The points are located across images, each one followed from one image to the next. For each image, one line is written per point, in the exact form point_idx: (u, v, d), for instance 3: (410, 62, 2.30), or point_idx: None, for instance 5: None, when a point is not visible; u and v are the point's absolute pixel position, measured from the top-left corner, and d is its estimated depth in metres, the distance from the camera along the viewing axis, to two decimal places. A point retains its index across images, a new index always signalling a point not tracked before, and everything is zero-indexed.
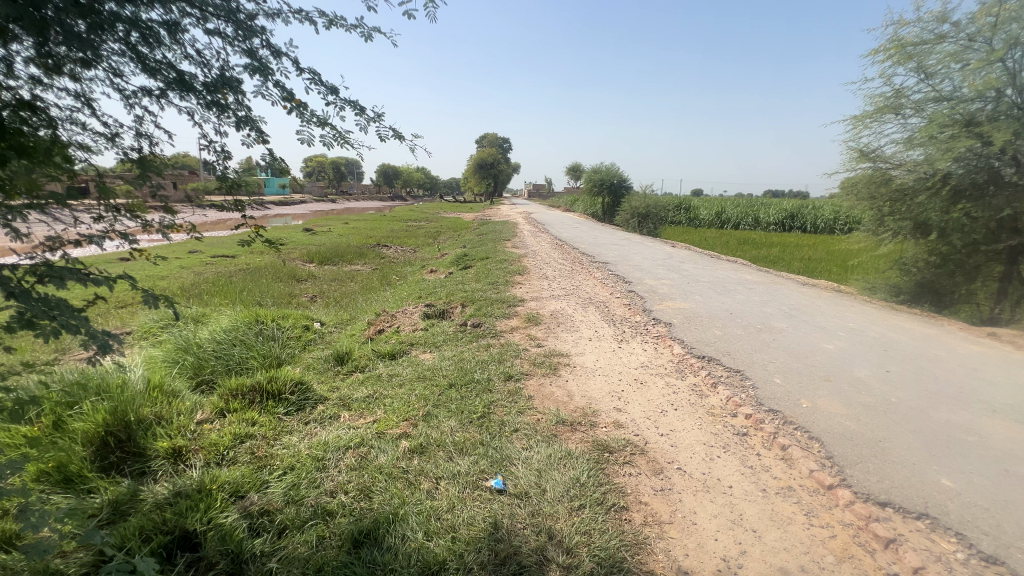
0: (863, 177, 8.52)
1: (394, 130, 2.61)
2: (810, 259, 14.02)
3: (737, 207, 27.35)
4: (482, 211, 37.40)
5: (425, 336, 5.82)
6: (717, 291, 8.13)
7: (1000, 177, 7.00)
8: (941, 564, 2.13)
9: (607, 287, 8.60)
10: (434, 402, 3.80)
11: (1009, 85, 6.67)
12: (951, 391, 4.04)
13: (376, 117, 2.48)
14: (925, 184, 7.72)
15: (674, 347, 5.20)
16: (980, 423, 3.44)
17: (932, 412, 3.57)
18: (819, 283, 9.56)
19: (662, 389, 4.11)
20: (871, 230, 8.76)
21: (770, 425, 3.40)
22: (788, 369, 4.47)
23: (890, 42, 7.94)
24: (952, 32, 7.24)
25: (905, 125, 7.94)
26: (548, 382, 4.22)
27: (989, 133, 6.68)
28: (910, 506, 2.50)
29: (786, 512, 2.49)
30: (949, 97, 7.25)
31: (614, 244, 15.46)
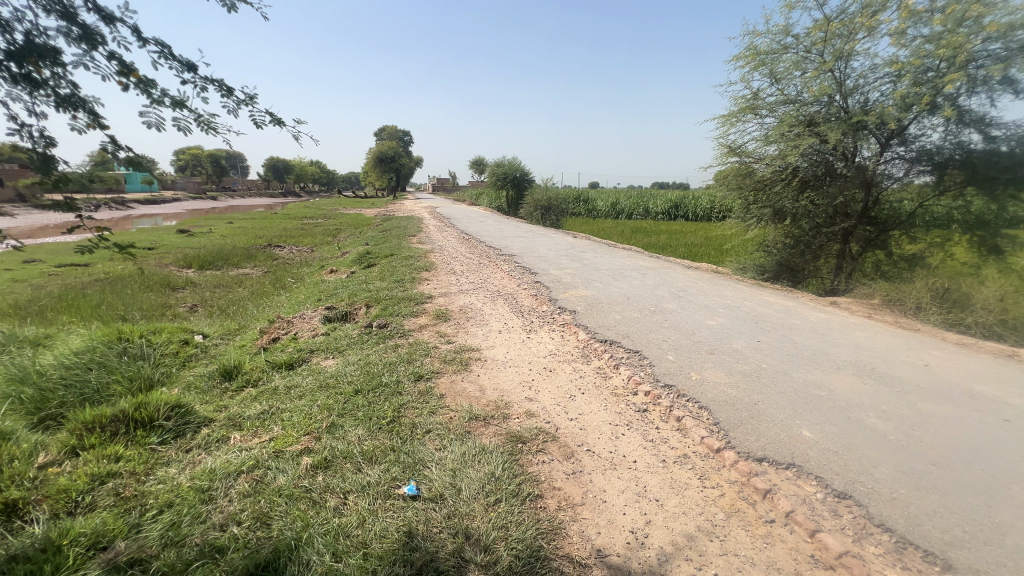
0: (732, 170, 9.60)
1: (272, 116, 2.44)
2: (693, 244, 15.52)
3: (630, 198, 29.34)
4: (385, 207, 35.98)
5: (326, 341, 5.45)
6: (615, 278, 8.64)
7: (834, 170, 8.29)
8: (805, 505, 2.45)
9: (514, 279, 8.73)
10: (339, 411, 3.57)
11: (837, 92, 7.86)
12: (806, 353, 4.71)
13: (249, 101, 2.30)
14: (779, 176, 8.88)
15: (579, 333, 5.43)
16: (829, 379, 4.05)
17: (794, 374, 4.14)
18: (701, 267, 10.60)
19: (569, 375, 4.26)
20: (741, 218, 9.89)
21: (666, 399, 3.69)
22: (679, 346, 4.88)
23: (747, 50, 8.97)
24: (793, 43, 8.37)
25: (763, 124, 9.02)
26: (459, 379, 4.16)
27: (825, 133, 7.86)
28: (780, 459, 2.85)
29: (684, 479, 2.72)
30: (794, 100, 8.37)
31: (520, 236, 15.75)
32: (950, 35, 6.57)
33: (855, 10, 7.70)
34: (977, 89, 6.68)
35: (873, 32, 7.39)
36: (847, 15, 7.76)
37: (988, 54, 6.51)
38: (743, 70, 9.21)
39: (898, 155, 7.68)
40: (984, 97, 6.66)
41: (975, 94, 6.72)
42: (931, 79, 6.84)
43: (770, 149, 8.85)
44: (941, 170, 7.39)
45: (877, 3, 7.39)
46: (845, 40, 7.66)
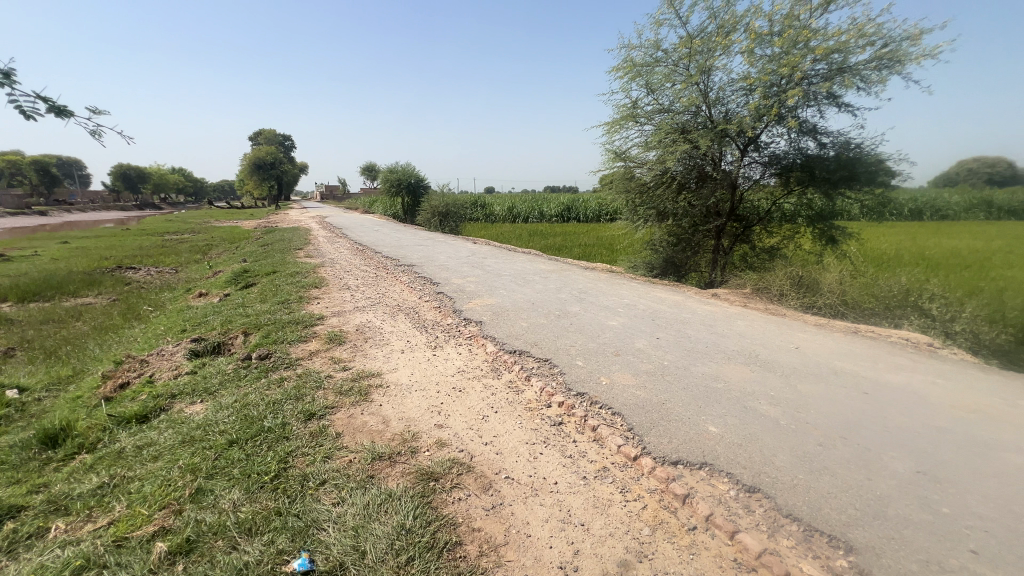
0: (618, 174, 10.15)
1: (44, 101, 2.61)
2: (587, 245, 16.25)
3: (525, 202, 30.09)
4: (266, 218, 32.79)
5: (192, 381, 4.59)
6: (518, 283, 8.60)
7: (705, 173, 9.12)
8: (721, 505, 2.48)
9: (415, 291, 8.28)
10: (208, 471, 2.93)
11: (703, 103, 8.66)
12: (700, 346, 5.01)
13: (8, 79, 2.46)
14: (659, 180, 9.53)
15: (487, 346, 5.22)
16: (724, 371, 4.31)
17: (693, 368, 4.34)
18: (597, 267, 11.05)
19: (480, 393, 4.02)
20: (629, 219, 10.47)
21: (579, 409, 3.62)
22: (586, 350, 4.90)
23: (625, 61, 9.53)
24: (663, 57, 9.05)
25: (642, 131, 9.65)
26: (358, 412, 3.70)
27: (696, 139, 8.60)
28: (693, 459, 2.89)
29: (606, 495, 2.63)
30: (668, 109, 9.06)
31: (418, 245, 15.21)
32: (788, 56, 7.53)
33: (712, 30, 8.54)
34: (810, 103, 7.73)
35: (728, 49, 8.24)
36: (706, 34, 8.58)
37: (816, 73, 7.56)
38: (622, 80, 9.77)
39: (754, 159, 8.63)
40: (816, 109, 7.73)
41: (809, 107, 7.78)
42: (776, 93, 7.80)
43: (650, 155, 9.46)
44: (787, 172, 8.43)
45: (729, 25, 8.27)
46: (706, 56, 8.45)
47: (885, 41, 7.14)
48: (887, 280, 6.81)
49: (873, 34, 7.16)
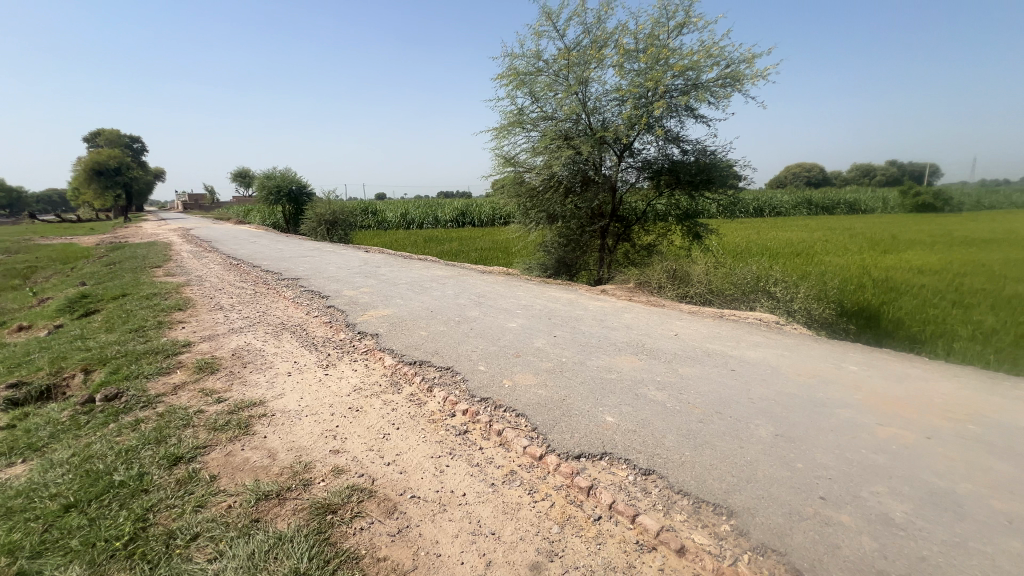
0: (509, 179, 10.38)
1: None
2: (484, 249, 16.39)
3: (419, 208, 29.53)
4: (110, 233, 27.97)
5: (9, 438, 3.69)
6: (415, 292, 8.35)
7: (588, 178, 9.70)
8: (622, 492, 2.62)
9: (302, 307, 7.62)
10: (35, 548, 2.36)
11: (582, 112, 9.20)
12: (594, 341, 5.29)
13: None
14: (548, 184, 9.92)
15: (385, 359, 4.96)
16: (616, 362, 4.59)
17: (589, 363, 4.56)
18: (494, 270, 11.17)
19: (380, 410, 3.80)
20: (522, 222, 10.74)
21: (484, 415, 3.59)
22: (488, 354, 4.90)
23: (509, 70, 9.79)
24: (544, 67, 9.46)
25: (529, 137, 9.98)
26: (238, 449, 3.27)
27: (578, 145, 9.11)
28: (594, 451, 3.02)
29: (514, 499, 2.62)
30: (552, 117, 9.48)
31: (304, 256, 14.08)
32: (652, 71, 8.31)
33: (587, 44, 9.12)
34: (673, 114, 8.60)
35: (602, 62, 8.85)
36: (581, 47, 9.14)
37: (676, 88, 8.44)
38: (507, 88, 10.01)
39: (630, 164, 9.36)
40: (678, 120, 8.62)
41: (672, 118, 8.65)
42: (645, 104, 8.56)
43: (538, 160, 9.81)
44: (658, 176, 9.27)
45: (601, 40, 8.91)
46: (583, 68, 9.00)
47: (728, 62, 8.20)
48: (741, 271, 8.10)
49: (718, 56, 8.20)
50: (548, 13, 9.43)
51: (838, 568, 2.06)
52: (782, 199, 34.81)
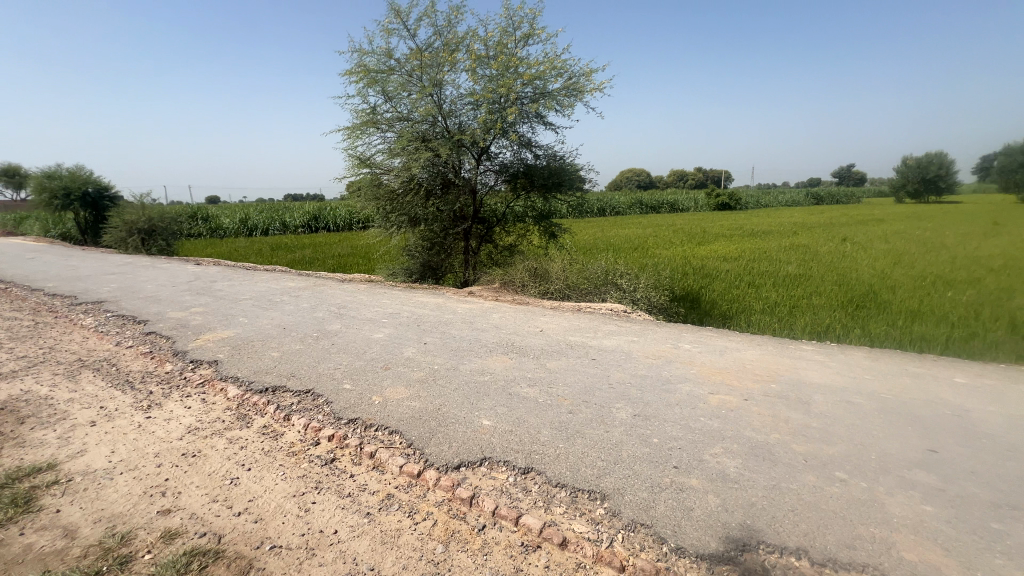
0: (365, 181, 9.82)
1: None
2: (341, 256, 15.29)
3: (262, 212, 26.44)
4: None
5: None
6: (263, 307, 7.40)
7: (449, 180, 9.65)
8: (505, 495, 2.62)
9: (108, 336, 6.19)
10: None
11: (439, 114, 9.12)
12: (465, 344, 5.27)
13: None
14: (407, 187, 9.63)
15: (227, 389, 4.27)
16: (489, 363, 4.62)
17: (462, 367, 4.51)
18: (355, 278, 10.47)
19: (223, 451, 3.24)
20: (382, 226, 10.24)
21: (353, 438, 3.30)
22: (353, 370, 4.53)
23: (358, 66, 9.26)
24: (397, 66, 9.16)
25: (385, 138, 9.57)
26: (17, 534, 2.49)
27: (437, 148, 9.00)
28: (473, 458, 2.97)
29: (393, 525, 2.44)
30: (407, 118, 9.23)
31: (109, 273, 11.52)
32: (504, 78, 8.61)
33: (439, 46, 9.06)
34: (525, 120, 8.99)
35: (455, 66, 8.88)
36: (434, 49, 9.05)
37: (526, 95, 8.85)
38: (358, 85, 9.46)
39: (488, 167, 9.56)
40: (530, 126, 9.04)
41: (524, 124, 9.05)
42: (498, 110, 8.81)
43: (396, 162, 9.46)
44: (514, 179, 9.62)
45: (453, 44, 8.93)
46: (436, 70, 8.92)
47: (571, 75, 8.88)
48: (593, 266, 8.87)
49: (561, 68, 8.82)
50: (396, 10, 9.13)
51: (692, 528, 2.34)
52: (621, 200, 39.21)
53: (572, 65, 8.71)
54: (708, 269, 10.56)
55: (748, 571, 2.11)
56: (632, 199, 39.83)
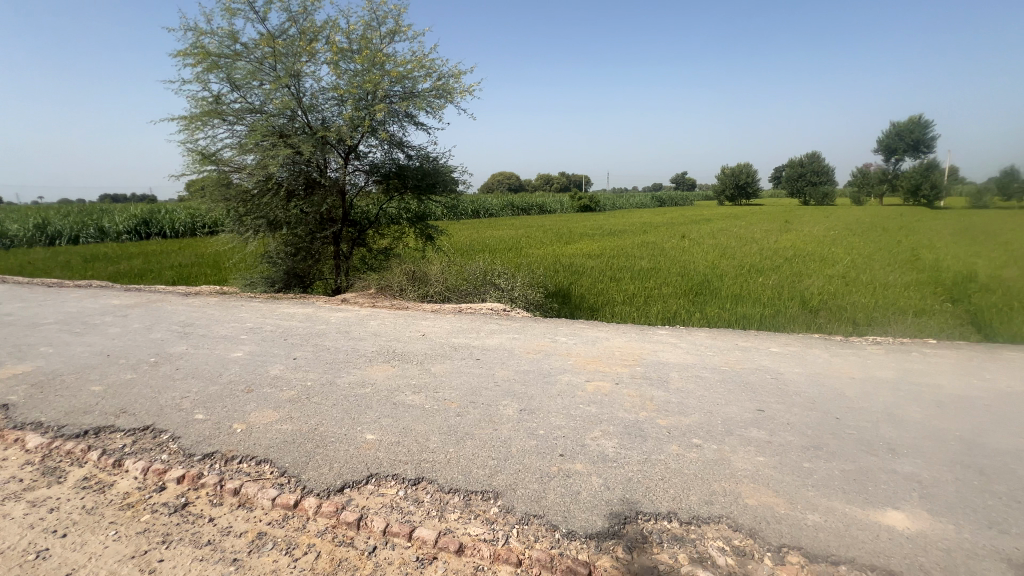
0: (210, 180, 8.61)
1: None
2: (182, 265, 13.17)
3: (68, 216, 21.60)
4: None
5: None
6: (75, 332, 6.02)
7: (312, 180, 8.88)
8: (396, 511, 2.50)
9: None
10: None
11: (298, 108, 8.36)
12: (342, 355, 4.91)
13: None
14: (264, 187, 8.66)
15: (27, 438, 3.38)
16: (369, 374, 4.36)
17: (339, 381, 4.18)
18: (202, 291, 9.09)
19: (23, 519, 2.55)
20: (235, 231, 9.05)
21: (210, 476, 2.85)
22: (206, 397, 3.92)
23: (194, 48, 8.09)
24: (244, 52, 8.20)
25: (233, 131, 8.48)
26: None
27: (297, 144, 8.24)
28: (359, 477, 2.77)
29: (269, 567, 2.17)
30: (260, 110, 8.32)
31: None
32: (370, 73, 8.21)
33: (294, 33, 8.31)
34: (395, 120, 8.67)
35: (314, 57, 8.22)
36: (288, 36, 8.27)
37: (395, 94, 8.55)
38: (195, 70, 8.25)
39: (357, 167, 9.01)
40: (400, 126, 8.74)
41: (394, 123, 8.72)
42: (365, 107, 8.36)
43: (248, 159, 8.45)
44: (386, 180, 9.22)
45: (311, 33, 8.25)
46: (293, 60, 8.16)
47: (440, 76, 8.81)
48: (472, 268, 8.93)
49: (429, 68, 8.71)
50: None
51: (580, 511, 2.48)
52: (494, 202, 40.27)
53: (441, 66, 8.65)
54: (576, 266, 11.36)
55: (630, 540, 2.31)
56: (505, 202, 41.15)
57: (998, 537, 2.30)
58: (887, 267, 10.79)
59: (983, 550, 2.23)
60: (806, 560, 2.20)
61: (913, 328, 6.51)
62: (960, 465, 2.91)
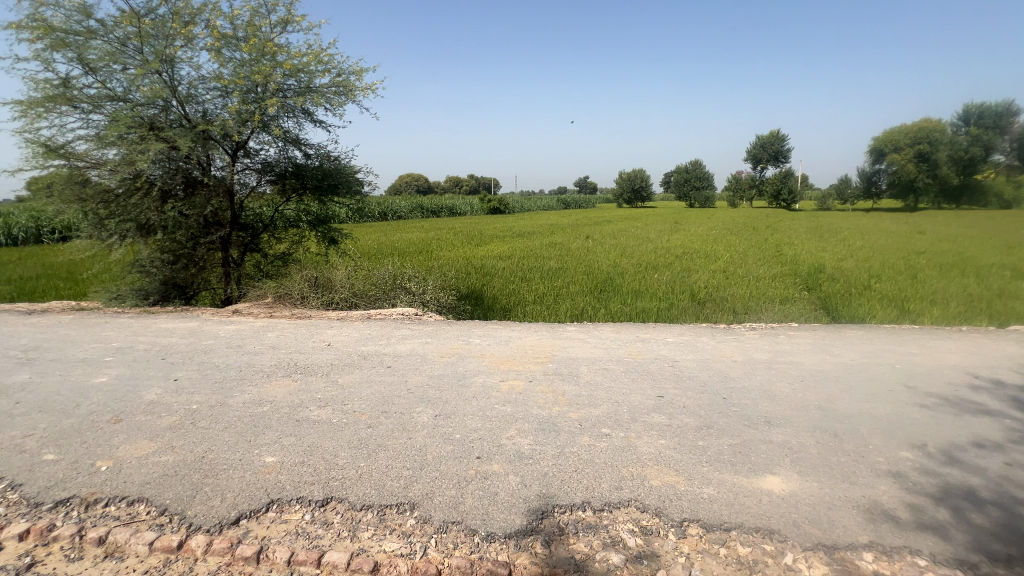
0: (59, 177, 7.35)
1: None
2: (21, 278, 11.05)
3: None
4: None
5: None
6: None
7: (192, 179, 7.91)
8: (302, 537, 2.31)
9: None
10: None
11: (172, 98, 7.42)
12: (233, 373, 4.44)
13: None
14: (131, 185, 7.55)
15: None
16: (267, 391, 3.99)
17: (231, 401, 3.77)
18: (51, 308, 7.70)
19: None
20: (93, 236, 7.78)
21: (66, 526, 2.41)
22: (59, 432, 3.32)
23: (33, 21, 6.85)
24: (101, 30, 7.11)
25: (88, 121, 7.31)
26: None
27: (173, 138, 7.31)
28: (257, 506, 2.51)
29: None
30: (124, 98, 7.27)
31: None
32: (259, 64, 7.52)
33: (165, 13, 7.36)
34: (290, 115, 8.03)
35: (191, 42, 7.35)
36: (158, 16, 7.31)
37: (289, 88, 7.93)
38: (34, 46, 6.99)
39: (247, 166, 8.21)
40: (297, 122, 8.12)
41: (289, 119, 8.08)
42: (255, 100, 7.64)
43: (110, 153, 7.34)
44: (282, 180, 8.52)
45: (186, 14, 7.37)
46: (164, 44, 7.22)
47: (340, 72, 8.36)
48: (380, 272, 8.56)
49: (328, 63, 8.22)
50: None
51: (499, 512, 2.48)
52: (402, 204, 39.24)
53: (340, 62, 8.20)
54: (487, 268, 11.43)
55: (548, 534, 2.36)
56: (413, 203, 40.25)
57: (850, 488, 2.72)
58: (758, 262, 12.29)
59: (840, 501, 2.61)
60: (704, 530, 2.41)
61: (779, 314, 7.46)
62: (820, 430, 3.39)
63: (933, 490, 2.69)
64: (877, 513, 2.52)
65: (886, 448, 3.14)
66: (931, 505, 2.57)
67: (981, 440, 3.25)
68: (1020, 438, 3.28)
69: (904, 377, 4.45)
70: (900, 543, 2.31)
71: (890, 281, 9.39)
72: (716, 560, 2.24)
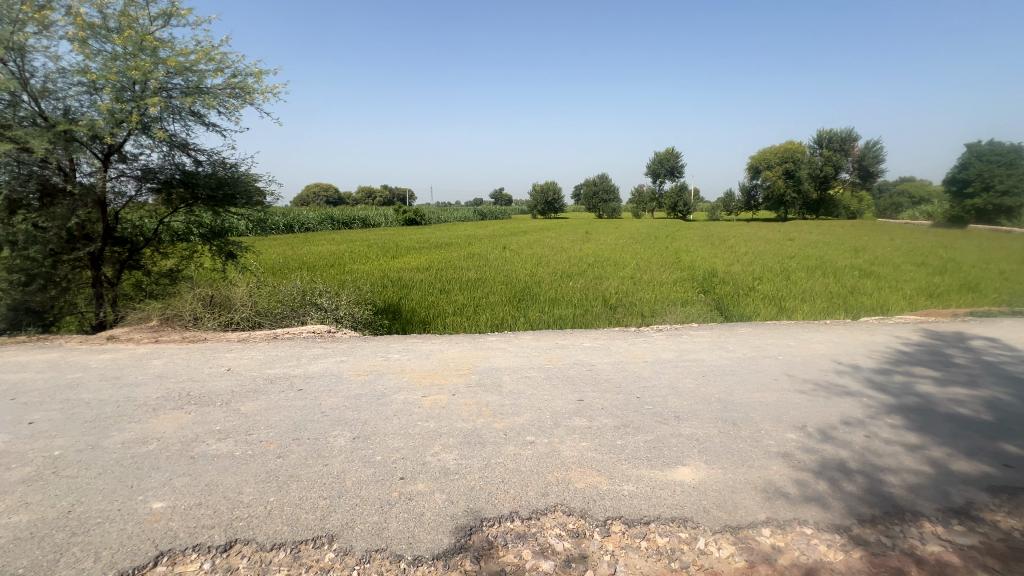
0: None
1: None
2: None
3: None
4: None
5: None
6: None
7: (50, 186, 6.78)
8: None
9: None
10: None
11: (23, 91, 6.37)
12: (108, 409, 3.85)
13: None
14: None
15: None
16: (153, 427, 3.51)
17: (106, 443, 3.27)
18: None
19: None
20: None
21: None
22: None
23: None
24: None
25: None
26: None
27: (23, 139, 6.25)
28: (141, 561, 2.18)
29: None
30: None
31: None
32: (136, 59, 6.68)
33: None
34: (176, 117, 7.22)
35: (48, 29, 6.37)
36: None
37: (174, 87, 7.13)
38: None
39: (123, 172, 7.23)
40: (184, 125, 7.32)
41: (175, 121, 7.26)
42: (132, 99, 6.76)
43: None
44: (167, 189, 7.62)
45: None
46: (10, 29, 6.18)
47: (235, 72, 7.71)
48: (287, 288, 8.00)
49: (220, 61, 7.54)
50: None
51: (427, 533, 2.39)
52: (311, 216, 37.12)
53: (236, 61, 7.57)
54: (403, 280, 11.11)
55: (477, 550, 2.32)
56: (321, 215, 38.10)
57: (748, 471, 3.00)
58: (661, 268, 13.30)
59: (740, 484, 2.87)
60: (626, 527, 2.51)
61: (681, 315, 8.12)
62: (721, 420, 3.71)
63: (813, 466, 3.06)
64: (771, 491, 2.80)
65: (775, 431, 3.52)
66: (813, 479, 2.92)
67: (846, 418, 3.77)
68: (875, 413, 3.86)
69: (786, 367, 5.03)
70: (791, 515, 2.59)
71: (771, 282, 10.69)
72: (638, 554, 2.34)
